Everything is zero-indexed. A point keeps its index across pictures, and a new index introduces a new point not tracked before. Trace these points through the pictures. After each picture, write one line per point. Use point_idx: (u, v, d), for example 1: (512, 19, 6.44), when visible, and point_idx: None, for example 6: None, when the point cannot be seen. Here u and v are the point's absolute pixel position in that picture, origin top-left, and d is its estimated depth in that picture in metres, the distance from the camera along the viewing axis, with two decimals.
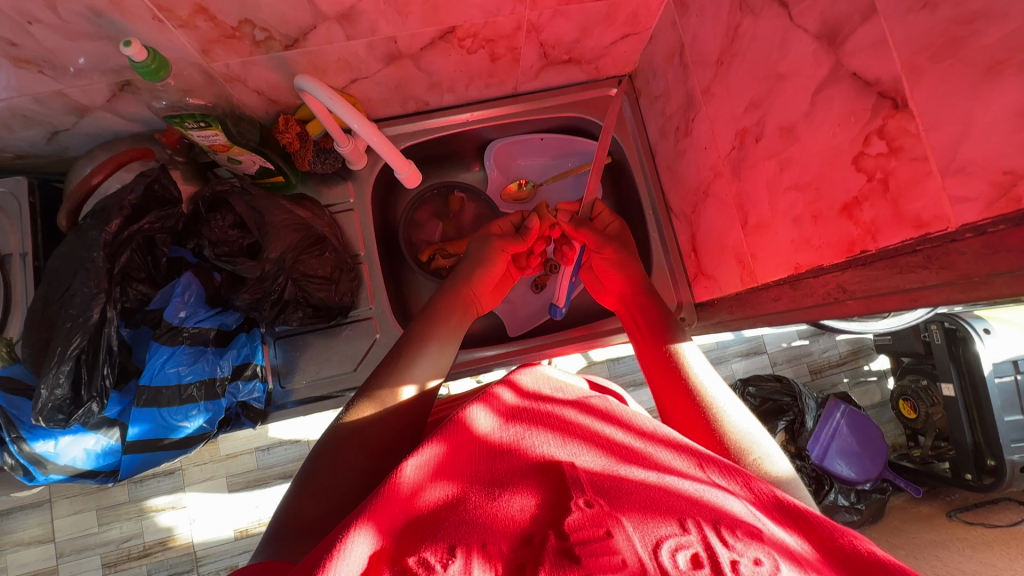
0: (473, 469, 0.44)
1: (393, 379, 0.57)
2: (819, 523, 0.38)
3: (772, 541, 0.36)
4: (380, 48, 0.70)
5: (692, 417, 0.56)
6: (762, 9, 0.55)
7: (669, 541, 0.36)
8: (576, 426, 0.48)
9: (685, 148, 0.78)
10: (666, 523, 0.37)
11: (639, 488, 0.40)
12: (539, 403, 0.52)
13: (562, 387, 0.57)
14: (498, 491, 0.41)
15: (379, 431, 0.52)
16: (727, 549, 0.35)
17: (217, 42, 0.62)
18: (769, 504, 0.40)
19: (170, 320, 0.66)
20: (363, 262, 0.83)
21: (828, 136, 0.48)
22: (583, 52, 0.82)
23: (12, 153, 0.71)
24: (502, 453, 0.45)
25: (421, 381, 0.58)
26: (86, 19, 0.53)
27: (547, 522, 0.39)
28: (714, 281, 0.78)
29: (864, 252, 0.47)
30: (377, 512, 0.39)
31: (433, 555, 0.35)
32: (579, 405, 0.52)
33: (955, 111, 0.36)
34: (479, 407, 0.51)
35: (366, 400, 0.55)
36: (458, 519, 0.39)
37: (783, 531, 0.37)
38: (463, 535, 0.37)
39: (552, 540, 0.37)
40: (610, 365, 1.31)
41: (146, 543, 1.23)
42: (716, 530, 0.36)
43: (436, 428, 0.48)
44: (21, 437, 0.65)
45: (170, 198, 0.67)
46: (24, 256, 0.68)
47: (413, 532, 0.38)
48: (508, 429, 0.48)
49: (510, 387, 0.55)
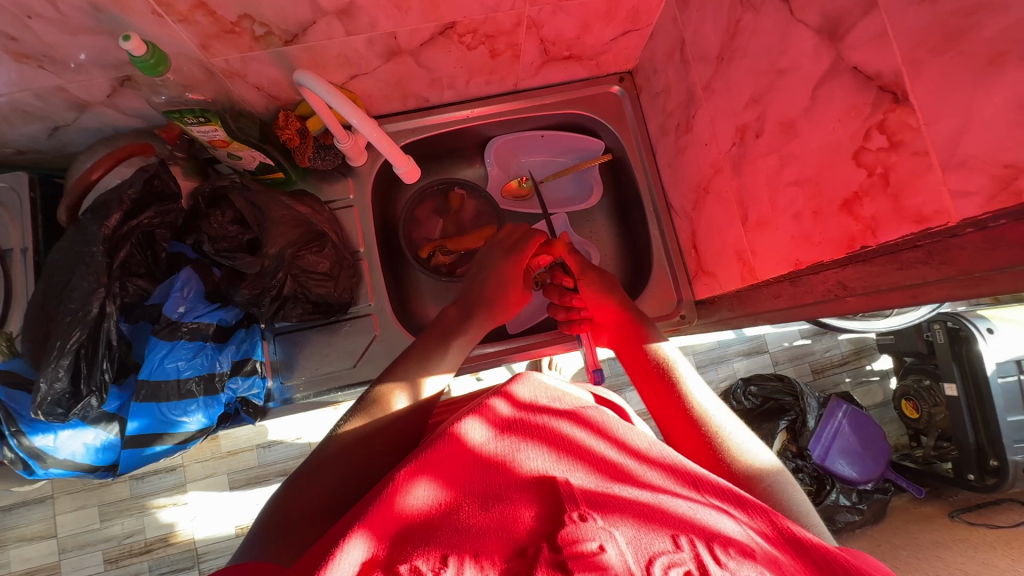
0: (467, 479, 0.43)
1: (385, 391, 0.58)
2: (812, 548, 0.38)
3: (763, 562, 0.36)
4: (380, 44, 0.70)
5: (687, 430, 0.58)
6: (763, 4, 0.54)
7: (662, 557, 0.36)
8: (571, 441, 0.48)
9: (686, 145, 0.78)
10: (660, 538, 0.37)
11: (633, 503, 0.40)
12: (535, 415, 0.51)
13: (564, 398, 0.56)
14: (490, 503, 0.41)
15: (373, 442, 0.54)
16: (720, 566, 0.35)
17: (217, 37, 0.62)
18: (763, 525, 0.40)
19: (170, 315, 0.66)
20: (362, 259, 0.83)
21: (828, 132, 0.48)
22: (583, 48, 0.82)
23: (12, 148, 0.71)
24: (494, 466, 0.45)
25: (405, 393, 0.59)
26: (86, 13, 0.53)
27: (542, 534, 0.38)
28: (714, 278, 0.78)
29: (865, 248, 0.47)
30: (373, 520, 0.39)
31: (425, 563, 0.35)
32: (572, 417, 0.52)
33: (956, 104, 0.36)
34: (472, 419, 0.50)
35: (358, 411, 0.57)
36: (450, 529, 0.39)
37: (776, 553, 0.38)
38: (456, 543, 0.37)
39: (546, 552, 0.36)
40: (611, 364, 1.31)
41: (146, 539, 1.23)
42: (708, 548, 0.36)
43: (430, 443, 0.47)
44: (21, 430, 0.65)
45: (170, 193, 0.67)
46: (24, 251, 0.69)
47: (404, 540, 0.38)
48: (501, 442, 0.47)
49: (505, 397, 0.54)
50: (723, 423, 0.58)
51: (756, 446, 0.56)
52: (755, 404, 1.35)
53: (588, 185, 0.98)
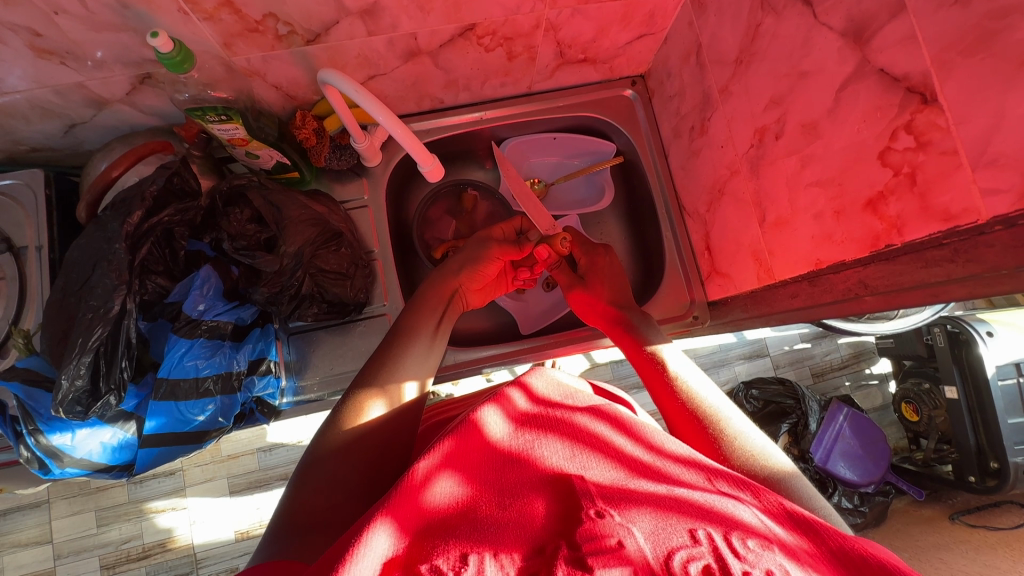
0: (484, 475, 0.43)
1: (395, 379, 0.58)
2: (826, 533, 0.37)
3: (782, 552, 0.35)
4: (400, 45, 0.70)
5: (690, 424, 0.57)
6: (785, 8, 0.55)
7: (680, 551, 0.35)
8: (588, 436, 0.47)
9: (700, 148, 0.79)
10: (678, 533, 0.36)
11: (650, 499, 0.39)
12: (551, 411, 0.51)
13: (580, 395, 0.56)
14: (509, 501, 0.40)
15: (388, 433, 0.55)
16: (739, 560, 0.34)
17: (240, 36, 0.62)
18: (774, 517, 0.39)
19: (190, 313, 0.65)
20: (376, 259, 0.83)
21: (853, 132, 0.49)
22: (599, 51, 0.82)
23: (27, 146, 0.70)
24: (514, 463, 0.44)
25: (414, 380, 0.60)
26: (113, 10, 0.53)
27: (558, 532, 0.37)
28: (728, 279, 0.78)
29: (889, 246, 0.48)
30: (393, 509, 0.37)
31: (446, 562, 0.34)
32: (591, 416, 0.51)
33: (988, 104, 0.37)
34: (490, 409, 0.50)
35: (375, 393, 0.56)
36: (471, 527, 0.37)
37: (796, 547, 0.36)
38: (477, 542, 0.36)
39: (564, 550, 0.35)
40: (614, 367, 1.36)
41: (144, 545, 1.21)
42: (727, 541, 0.35)
43: (448, 431, 0.47)
44: (38, 429, 0.64)
45: (189, 191, 0.66)
46: (39, 249, 0.68)
47: (423, 537, 0.37)
48: (519, 436, 0.47)
49: (520, 391, 0.54)
50: (732, 424, 0.57)
51: (768, 445, 0.55)
52: (756, 407, 1.36)
53: (599, 188, 0.98)
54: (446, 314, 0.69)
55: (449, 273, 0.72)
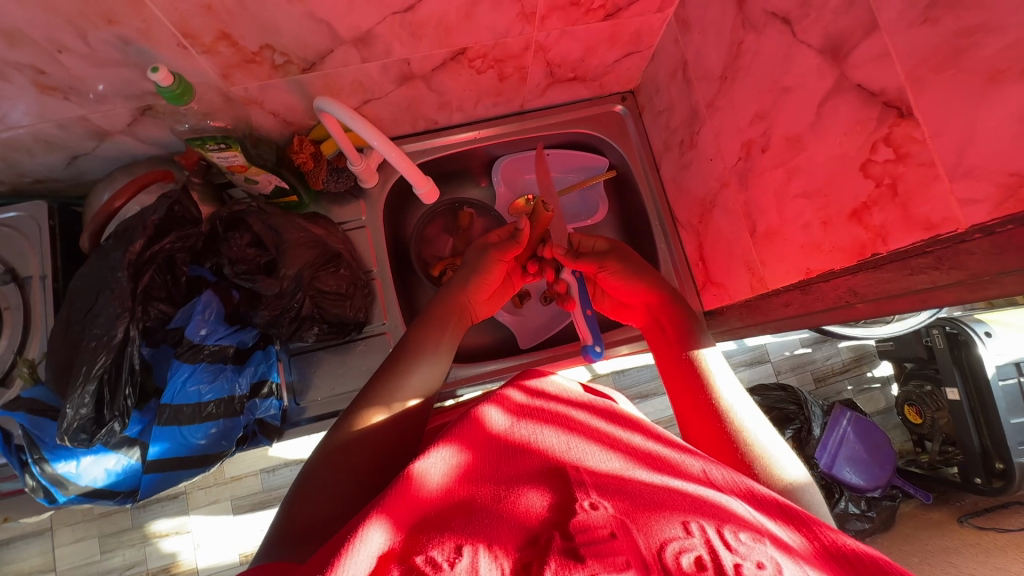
0: (482, 470, 0.44)
1: (399, 393, 0.58)
2: (816, 526, 0.37)
3: (776, 544, 0.35)
4: (393, 70, 0.72)
5: (711, 433, 0.55)
6: (765, 27, 0.57)
7: (673, 543, 0.35)
8: (586, 429, 0.48)
9: (691, 161, 0.80)
10: (671, 525, 0.36)
11: (644, 491, 0.39)
12: (549, 403, 0.52)
13: (579, 390, 0.56)
14: (505, 492, 0.41)
15: (392, 441, 0.54)
16: (731, 552, 0.33)
17: (238, 67, 0.64)
18: (770, 509, 0.39)
19: (192, 338, 0.66)
20: (375, 278, 0.84)
21: (835, 145, 0.50)
22: (588, 69, 0.84)
23: (31, 178, 0.72)
24: (511, 456, 0.45)
25: (419, 393, 0.59)
26: (115, 47, 0.55)
27: (554, 522, 0.37)
28: (723, 288, 0.79)
29: (875, 255, 0.49)
30: (389, 506, 0.38)
31: (440, 553, 0.34)
32: (589, 409, 0.51)
33: (960, 117, 0.38)
34: (491, 407, 0.51)
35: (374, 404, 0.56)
36: (466, 519, 0.38)
37: (791, 541, 0.36)
38: (472, 532, 0.36)
39: (557, 540, 0.36)
40: (615, 378, 1.36)
41: (148, 570, 1.21)
42: (719, 533, 0.35)
43: (450, 429, 0.48)
44: (43, 457, 0.65)
45: (190, 219, 0.67)
46: (43, 279, 0.69)
47: (420, 530, 0.38)
48: (518, 428, 0.48)
49: (520, 388, 0.54)
50: (756, 434, 0.54)
51: (787, 456, 0.53)
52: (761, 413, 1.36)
53: (593, 203, 1.00)
54: (453, 330, 0.68)
55: (459, 286, 0.72)
